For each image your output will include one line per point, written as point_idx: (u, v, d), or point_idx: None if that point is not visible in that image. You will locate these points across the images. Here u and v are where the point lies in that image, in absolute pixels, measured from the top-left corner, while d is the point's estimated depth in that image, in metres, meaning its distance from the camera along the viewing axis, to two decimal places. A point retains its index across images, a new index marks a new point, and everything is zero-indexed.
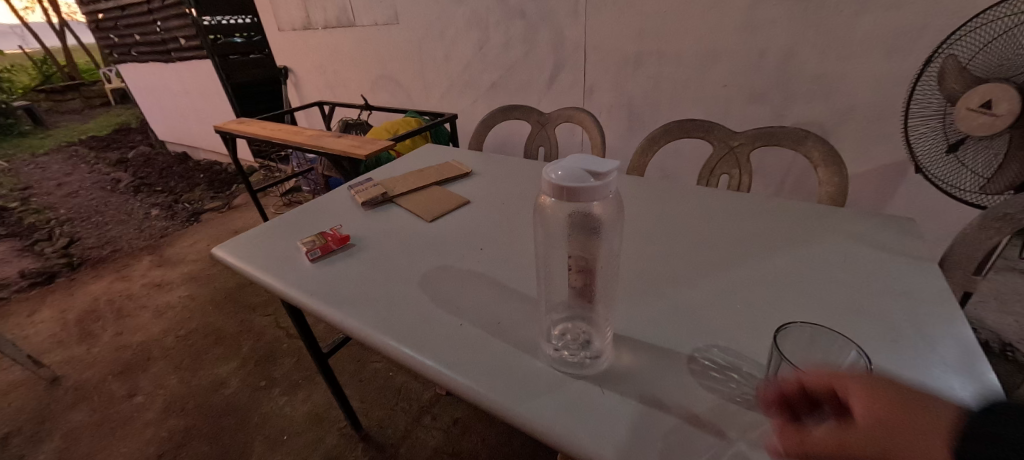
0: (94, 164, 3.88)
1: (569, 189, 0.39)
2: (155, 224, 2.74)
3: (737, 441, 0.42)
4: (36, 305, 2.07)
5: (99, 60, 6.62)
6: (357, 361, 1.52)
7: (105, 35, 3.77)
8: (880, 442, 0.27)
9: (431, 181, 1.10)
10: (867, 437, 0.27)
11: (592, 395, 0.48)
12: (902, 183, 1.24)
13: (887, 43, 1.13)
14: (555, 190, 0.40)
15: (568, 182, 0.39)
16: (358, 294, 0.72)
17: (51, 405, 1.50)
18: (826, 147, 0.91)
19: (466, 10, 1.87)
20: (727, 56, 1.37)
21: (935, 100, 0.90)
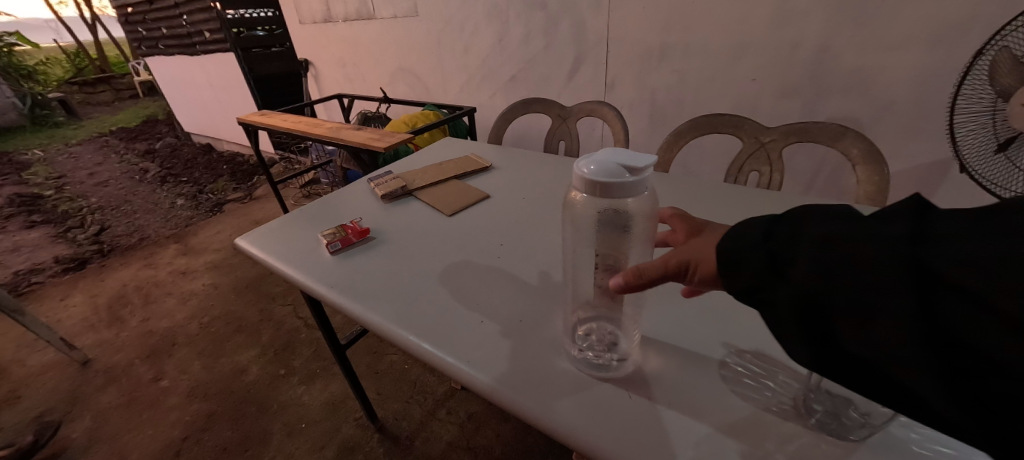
0: (124, 154, 4.02)
1: (602, 187, 0.38)
2: (180, 214, 2.82)
3: (774, 453, 0.40)
4: (69, 289, 2.16)
5: (129, 54, 6.84)
6: (374, 353, 1.54)
7: (134, 29, 3.88)
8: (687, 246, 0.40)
9: (450, 175, 1.09)
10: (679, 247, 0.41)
11: (617, 399, 0.47)
12: (944, 183, 1.18)
13: (933, 34, 1.06)
14: (586, 186, 0.39)
15: (601, 178, 0.37)
16: (378, 288, 0.71)
17: (82, 386, 1.56)
18: (865, 144, 0.86)
19: (486, 2, 1.84)
20: (757, 49, 1.31)
21: (985, 95, 0.84)
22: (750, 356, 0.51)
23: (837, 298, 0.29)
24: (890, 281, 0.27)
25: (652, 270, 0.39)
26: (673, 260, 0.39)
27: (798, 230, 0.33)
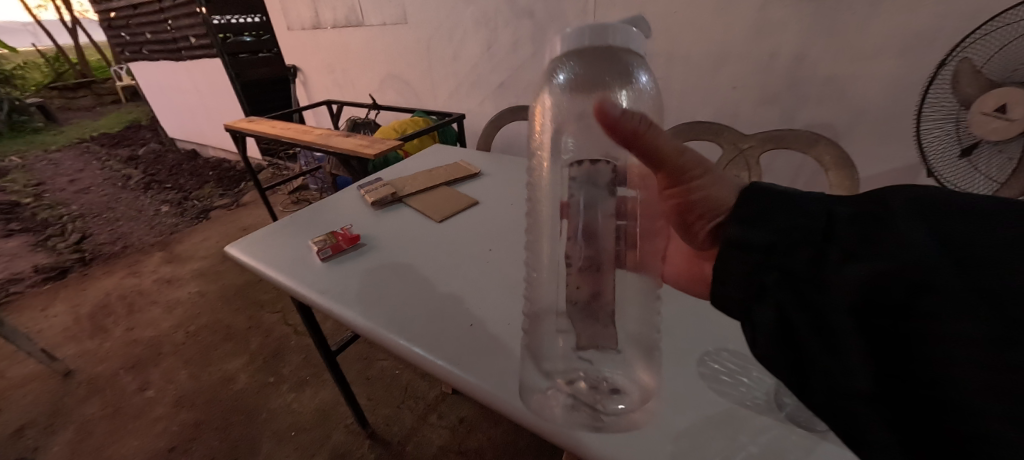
0: (105, 160, 3.93)
1: (593, 37, 0.40)
2: (164, 221, 2.77)
3: (748, 444, 0.42)
4: (49, 299, 2.11)
5: (110, 58, 6.70)
6: (364, 359, 1.53)
7: (117, 33, 3.82)
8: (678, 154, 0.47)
9: (440, 181, 1.11)
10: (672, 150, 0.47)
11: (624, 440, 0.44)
12: (913, 186, 1.23)
13: (899, 46, 1.12)
14: (575, 40, 0.41)
15: (593, 26, 0.40)
16: (369, 293, 0.72)
17: (64, 398, 1.53)
18: (838, 151, 0.91)
19: (475, 10, 1.87)
20: (735, 58, 1.37)
21: (948, 103, 0.88)
22: (727, 354, 0.53)
23: (876, 271, 0.30)
24: (940, 262, 0.28)
25: (663, 135, 0.45)
26: (687, 155, 0.47)
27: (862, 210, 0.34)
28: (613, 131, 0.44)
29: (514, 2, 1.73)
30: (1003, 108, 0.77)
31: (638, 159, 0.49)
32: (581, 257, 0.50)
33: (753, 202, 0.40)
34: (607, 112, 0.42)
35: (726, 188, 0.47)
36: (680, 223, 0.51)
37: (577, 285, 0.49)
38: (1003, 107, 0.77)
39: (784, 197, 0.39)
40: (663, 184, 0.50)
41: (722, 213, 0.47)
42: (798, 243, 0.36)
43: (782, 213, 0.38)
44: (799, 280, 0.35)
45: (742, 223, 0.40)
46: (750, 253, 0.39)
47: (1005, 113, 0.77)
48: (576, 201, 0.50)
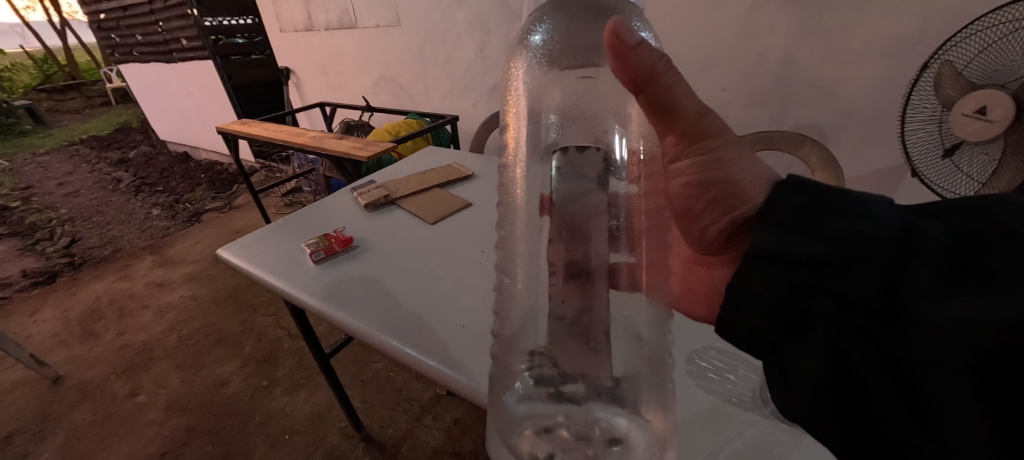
0: (95, 163, 3.89)
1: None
2: (156, 224, 2.75)
3: (733, 441, 0.44)
4: (38, 304, 2.08)
5: (100, 60, 6.62)
6: (358, 361, 1.53)
7: (106, 35, 3.78)
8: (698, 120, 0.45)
9: (433, 184, 1.11)
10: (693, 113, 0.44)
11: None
12: (899, 187, 1.26)
13: (884, 48, 1.14)
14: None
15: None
16: (362, 296, 0.73)
17: (53, 404, 1.51)
18: (823, 153, 0.93)
19: (468, 13, 1.88)
20: (725, 61, 1.39)
21: (931, 105, 0.90)
22: (714, 352, 0.54)
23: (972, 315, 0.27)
24: None
25: (683, 88, 0.42)
26: (708, 122, 0.45)
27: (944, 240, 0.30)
28: (627, 68, 0.40)
29: (506, 5, 1.74)
30: (983, 109, 0.77)
31: (652, 116, 0.45)
32: (565, 262, 0.42)
33: (802, 206, 0.36)
34: (623, 38, 0.37)
35: (751, 174, 0.44)
36: (689, 209, 0.51)
37: (563, 299, 0.41)
38: (983, 109, 0.77)
39: (840, 203, 0.35)
40: (675, 155, 0.48)
41: (747, 207, 0.44)
42: (861, 260, 0.32)
43: (840, 221, 0.34)
44: (863, 303, 0.32)
45: (786, 232, 0.36)
46: (797, 268, 0.35)
47: (984, 114, 0.78)
48: (560, 194, 0.42)
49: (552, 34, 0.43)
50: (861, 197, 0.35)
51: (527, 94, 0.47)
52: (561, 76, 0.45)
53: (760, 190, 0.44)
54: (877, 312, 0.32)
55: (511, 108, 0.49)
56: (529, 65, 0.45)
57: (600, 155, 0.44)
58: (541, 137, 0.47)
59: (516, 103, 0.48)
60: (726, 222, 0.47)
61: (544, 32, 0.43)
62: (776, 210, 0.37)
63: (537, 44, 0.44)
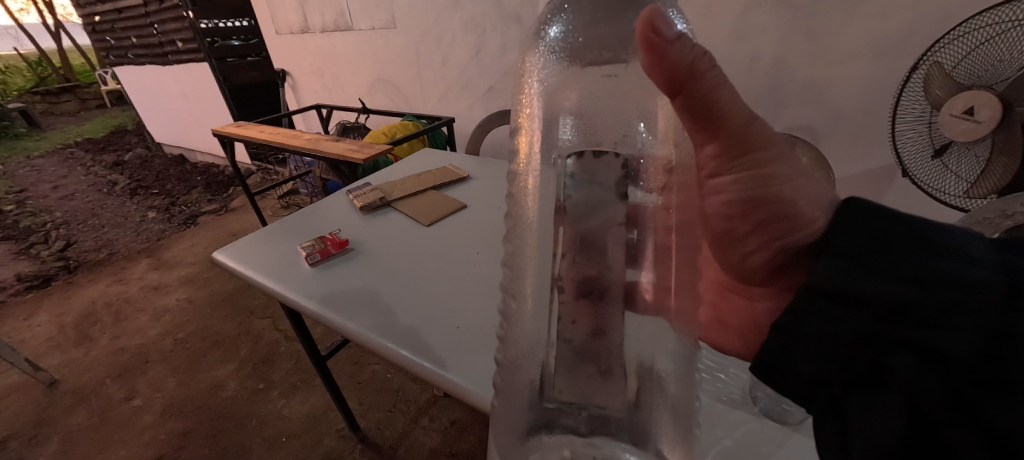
0: (90, 166, 3.88)
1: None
2: (152, 227, 2.74)
3: (723, 438, 0.45)
4: (33, 308, 2.07)
5: (95, 63, 6.60)
6: (356, 363, 1.53)
7: (101, 38, 3.77)
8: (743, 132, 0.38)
9: (429, 186, 1.12)
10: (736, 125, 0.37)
11: None
12: (890, 187, 1.27)
13: (876, 49, 1.15)
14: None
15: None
16: (357, 298, 0.73)
17: (49, 409, 1.50)
18: (814, 152, 0.94)
19: (463, 15, 1.89)
20: (719, 62, 1.40)
21: (920, 105, 0.91)
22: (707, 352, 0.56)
23: None
24: None
25: (727, 87, 0.36)
26: (758, 129, 0.38)
27: None
28: (662, 65, 0.35)
29: (502, 7, 1.75)
30: (971, 110, 0.78)
31: (688, 123, 0.38)
32: (575, 279, 0.40)
33: (872, 238, 0.32)
34: (659, 28, 0.33)
35: (809, 198, 0.39)
36: (729, 232, 0.45)
37: (573, 320, 0.41)
38: (971, 110, 0.78)
39: (928, 238, 0.31)
40: (713, 169, 0.41)
41: (806, 232, 0.39)
42: (951, 309, 0.29)
43: (928, 261, 0.30)
44: (955, 361, 0.29)
45: (859, 271, 0.32)
46: (870, 312, 0.32)
47: (972, 115, 0.78)
48: (574, 203, 0.40)
49: (570, 30, 0.42)
50: (951, 232, 0.31)
51: (542, 93, 0.43)
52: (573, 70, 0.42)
53: (821, 214, 0.38)
54: (969, 366, 0.29)
55: (523, 112, 0.45)
56: (544, 59, 0.43)
57: (619, 160, 0.41)
58: (553, 145, 0.43)
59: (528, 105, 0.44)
60: (775, 249, 0.42)
61: (562, 28, 0.42)
62: (845, 242, 0.33)
63: (552, 37, 0.43)
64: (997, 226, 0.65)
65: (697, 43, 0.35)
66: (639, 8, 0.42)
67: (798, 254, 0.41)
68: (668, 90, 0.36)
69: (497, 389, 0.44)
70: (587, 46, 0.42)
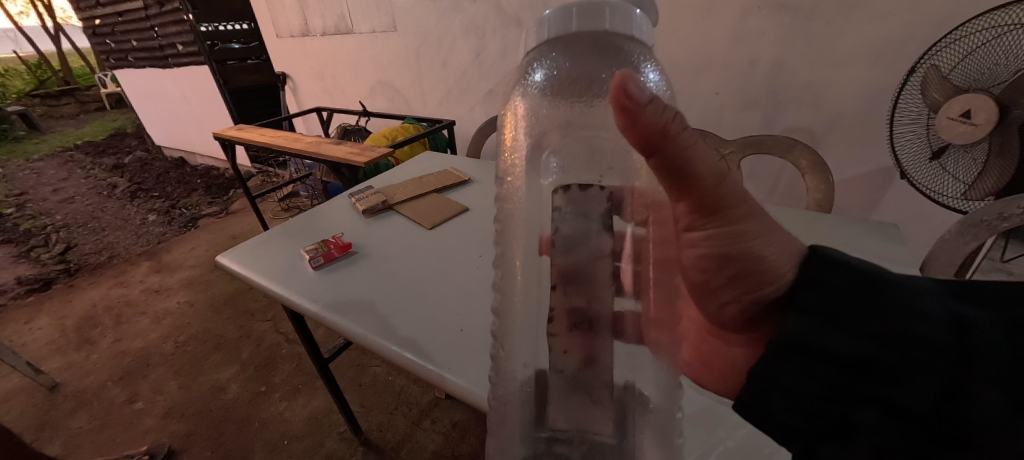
0: (90, 169, 3.88)
1: (581, 18, 0.36)
2: (152, 230, 2.74)
3: (726, 439, 0.46)
4: (34, 311, 2.07)
5: (95, 65, 6.61)
6: (357, 366, 1.53)
7: (101, 41, 3.78)
8: (712, 188, 0.40)
9: (431, 189, 1.12)
10: (707, 182, 0.39)
11: None
12: (889, 190, 1.28)
13: (874, 51, 1.16)
14: (561, 21, 0.36)
15: (580, 6, 0.36)
16: (360, 301, 0.73)
17: (50, 412, 1.50)
18: (814, 156, 0.95)
19: (464, 17, 1.90)
20: (718, 65, 1.40)
21: (917, 108, 0.90)
22: None
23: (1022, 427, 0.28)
24: None
25: (699, 148, 0.37)
26: (725, 184, 0.40)
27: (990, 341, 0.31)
28: (635, 128, 0.35)
29: (502, 10, 1.76)
30: (968, 113, 0.79)
31: (664, 179, 0.40)
32: (565, 309, 0.41)
33: (837, 295, 0.35)
34: (630, 93, 0.33)
35: (777, 250, 0.41)
36: (705, 284, 0.47)
37: (565, 351, 0.40)
38: (968, 113, 0.79)
39: (886, 293, 0.34)
40: (689, 223, 0.44)
41: (775, 285, 0.41)
42: (910, 364, 0.32)
43: (885, 317, 0.34)
44: (913, 412, 0.32)
45: (825, 324, 0.35)
46: (840, 367, 0.34)
47: (969, 118, 0.79)
48: (562, 236, 0.42)
49: (555, 69, 0.43)
50: (903, 288, 0.34)
51: (527, 133, 0.47)
52: (561, 107, 0.46)
53: (789, 266, 0.40)
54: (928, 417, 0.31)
55: (511, 146, 0.49)
56: (531, 100, 0.45)
57: (606, 194, 0.44)
58: (542, 177, 0.49)
59: (513, 133, 0.48)
60: (747, 302, 0.44)
61: (547, 68, 0.43)
62: (811, 297, 0.36)
63: (537, 82, 0.44)
64: (996, 229, 0.66)
65: (671, 106, 0.35)
66: (624, 53, 0.41)
67: (771, 308, 0.42)
68: (641, 150, 0.38)
69: (502, 394, 0.45)
70: (571, 81, 0.43)
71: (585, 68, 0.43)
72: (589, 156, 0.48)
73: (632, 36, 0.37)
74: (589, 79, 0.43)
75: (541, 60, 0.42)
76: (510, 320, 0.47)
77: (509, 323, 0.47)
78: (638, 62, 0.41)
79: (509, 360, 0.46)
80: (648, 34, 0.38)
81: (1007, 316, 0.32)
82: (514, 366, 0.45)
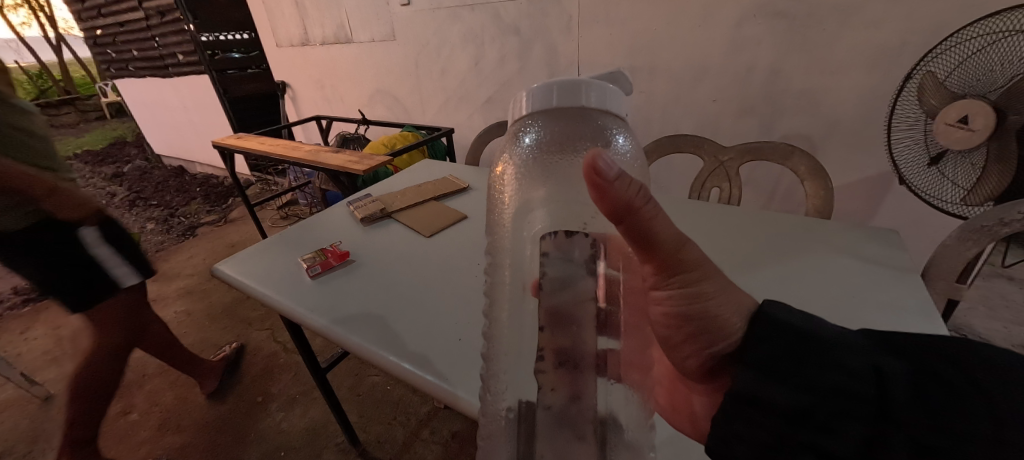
0: (89, 177, 3.88)
1: (561, 94, 0.39)
2: (150, 239, 2.73)
3: None
4: (30, 321, 2.05)
5: (96, 73, 6.62)
6: (355, 375, 1.52)
7: (102, 51, 3.80)
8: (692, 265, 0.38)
9: (429, 196, 1.12)
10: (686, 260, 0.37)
11: None
12: (888, 195, 1.28)
13: (870, 59, 1.17)
14: (543, 96, 0.39)
15: (561, 85, 0.39)
16: (357, 310, 0.73)
17: (44, 424, 1.48)
18: (812, 163, 0.95)
19: (462, 26, 1.91)
20: (714, 73, 1.41)
21: (914, 114, 0.90)
22: None
23: None
24: None
25: (663, 219, 0.35)
26: (700, 255, 0.38)
27: (906, 389, 0.30)
28: (605, 201, 0.34)
29: (500, 18, 1.78)
30: (965, 119, 0.80)
31: (633, 245, 0.38)
32: (553, 349, 0.41)
33: (776, 348, 0.34)
34: (600, 173, 0.32)
35: (729, 308, 0.38)
36: (665, 339, 0.44)
37: (553, 388, 0.41)
38: (965, 118, 0.80)
39: (818, 344, 0.33)
40: (654, 283, 0.40)
41: (728, 343, 0.38)
42: (841, 417, 0.31)
43: (819, 369, 0.32)
44: None
45: (766, 375, 0.33)
46: (781, 419, 0.32)
47: (967, 123, 0.80)
48: (550, 279, 0.43)
49: (540, 134, 0.46)
50: (835, 339, 0.33)
51: (516, 184, 0.50)
52: (549, 162, 0.48)
53: (738, 319, 0.38)
54: None
55: (503, 195, 0.52)
56: (521, 159, 0.49)
57: (589, 240, 0.46)
58: (532, 224, 0.49)
59: (506, 188, 0.51)
60: (704, 356, 0.40)
61: (534, 132, 0.46)
62: (755, 348, 0.34)
63: (528, 144, 0.47)
64: (995, 234, 0.66)
65: (639, 182, 0.34)
66: (601, 119, 0.44)
67: (726, 363, 0.39)
68: (613, 222, 0.36)
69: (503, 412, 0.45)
70: (555, 143, 0.47)
71: (568, 130, 0.46)
72: (572, 204, 0.50)
73: (607, 110, 0.41)
74: (574, 137, 0.46)
75: (528, 126, 0.46)
76: (502, 344, 0.47)
77: (499, 347, 0.47)
78: (613, 132, 0.45)
79: (500, 384, 0.46)
80: (617, 102, 0.41)
81: (926, 370, 0.31)
82: (503, 392, 0.45)
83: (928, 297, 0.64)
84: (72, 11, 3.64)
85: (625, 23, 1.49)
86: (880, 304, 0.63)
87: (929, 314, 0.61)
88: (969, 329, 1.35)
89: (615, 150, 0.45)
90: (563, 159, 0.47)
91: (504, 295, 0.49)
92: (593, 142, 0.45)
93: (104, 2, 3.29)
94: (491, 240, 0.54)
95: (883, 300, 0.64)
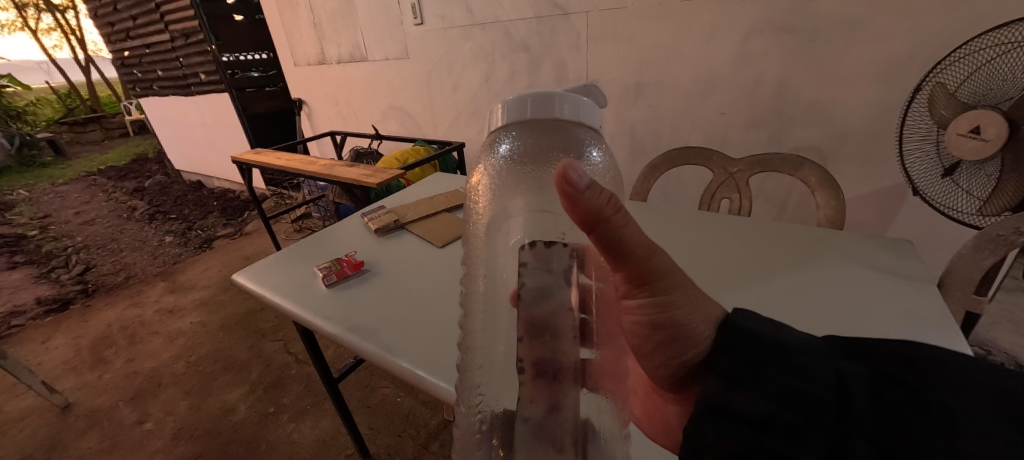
0: (111, 191, 3.97)
1: (534, 106, 0.40)
2: (169, 251, 2.81)
3: None
4: (51, 331, 2.10)
5: (120, 91, 6.68)
6: (365, 387, 1.52)
7: (128, 71, 3.91)
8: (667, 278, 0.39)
9: (440, 208, 1.14)
10: (662, 271, 0.39)
11: None
12: (901, 206, 1.27)
13: (878, 71, 1.18)
14: (518, 108, 0.40)
15: (534, 97, 0.40)
16: (373, 320, 0.74)
17: (61, 432, 1.51)
18: (822, 173, 0.95)
19: (473, 44, 1.97)
20: (723, 87, 1.43)
21: (925, 125, 0.90)
22: None
23: None
24: None
25: (633, 228, 0.36)
26: (672, 266, 0.39)
27: (865, 392, 0.31)
28: (577, 210, 0.35)
29: (511, 37, 1.83)
30: (977, 129, 0.79)
31: (605, 254, 0.39)
32: (532, 359, 0.38)
33: (747, 359, 0.34)
34: (571, 182, 0.33)
35: (697, 317, 0.39)
36: (637, 348, 0.44)
37: (531, 399, 0.37)
38: (977, 129, 0.79)
39: (781, 352, 0.33)
40: (624, 291, 0.42)
41: (695, 351, 0.39)
42: (804, 424, 0.31)
43: (781, 374, 0.32)
44: None
45: (734, 384, 0.33)
46: (748, 428, 0.32)
47: (979, 134, 0.79)
48: (528, 289, 0.40)
49: (517, 145, 0.47)
50: (799, 346, 0.34)
51: (492, 193, 0.51)
52: (528, 172, 0.49)
53: (704, 327, 0.39)
54: None
55: (479, 204, 0.53)
56: (499, 167, 0.49)
57: (567, 251, 0.44)
58: (509, 234, 0.51)
59: (483, 198, 0.52)
60: (674, 366, 0.41)
61: (508, 142, 0.47)
62: (723, 357, 0.35)
63: (504, 153, 0.48)
64: (1011, 242, 0.65)
65: (607, 191, 0.35)
66: (581, 136, 0.46)
67: (694, 372, 0.40)
68: (583, 230, 0.37)
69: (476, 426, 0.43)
70: (530, 152, 0.48)
71: (543, 144, 0.47)
72: (552, 215, 0.51)
73: (590, 125, 0.44)
74: (548, 148, 0.47)
75: (503, 136, 0.47)
76: (476, 353, 0.46)
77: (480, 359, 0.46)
78: (588, 145, 0.47)
79: (474, 395, 0.45)
80: (593, 115, 0.43)
81: (887, 372, 0.31)
82: (478, 405, 0.44)
83: (944, 307, 0.64)
84: (103, 35, 3.81)
85: (635, 39, 1.52)
86: (897, 314, 0.63)
87: (947, 324, 0.60)
88: (994, 346, 1.31)
89: (588, 162, 0.47)
90: (538, 170, 0.48)
91: (492, 304, 0.49)
92: (567, 153, 0.47)
93: (131, 25, 3.43)
94: (470, 251, 0.55)
95: (904, 312, 0.63)
